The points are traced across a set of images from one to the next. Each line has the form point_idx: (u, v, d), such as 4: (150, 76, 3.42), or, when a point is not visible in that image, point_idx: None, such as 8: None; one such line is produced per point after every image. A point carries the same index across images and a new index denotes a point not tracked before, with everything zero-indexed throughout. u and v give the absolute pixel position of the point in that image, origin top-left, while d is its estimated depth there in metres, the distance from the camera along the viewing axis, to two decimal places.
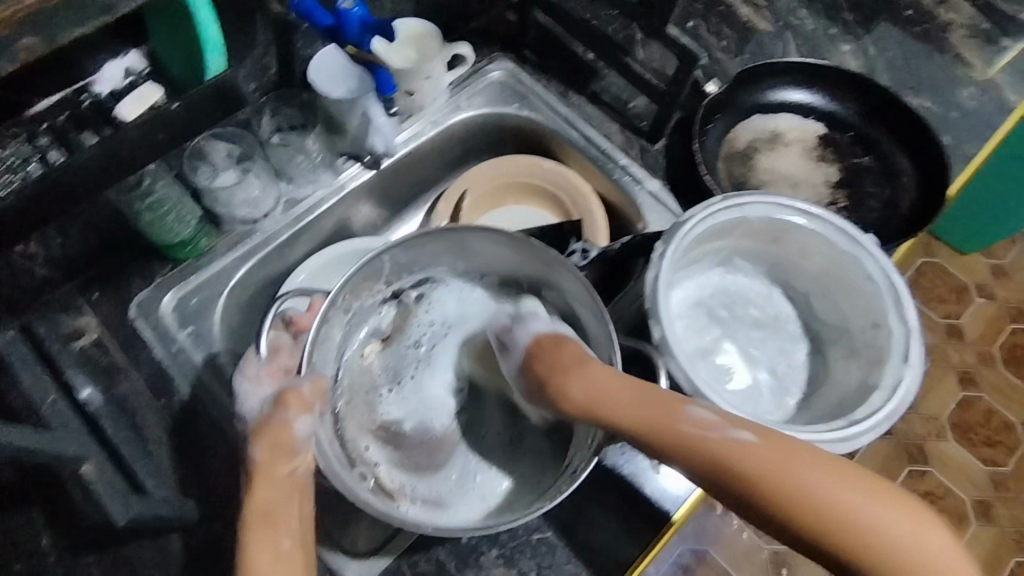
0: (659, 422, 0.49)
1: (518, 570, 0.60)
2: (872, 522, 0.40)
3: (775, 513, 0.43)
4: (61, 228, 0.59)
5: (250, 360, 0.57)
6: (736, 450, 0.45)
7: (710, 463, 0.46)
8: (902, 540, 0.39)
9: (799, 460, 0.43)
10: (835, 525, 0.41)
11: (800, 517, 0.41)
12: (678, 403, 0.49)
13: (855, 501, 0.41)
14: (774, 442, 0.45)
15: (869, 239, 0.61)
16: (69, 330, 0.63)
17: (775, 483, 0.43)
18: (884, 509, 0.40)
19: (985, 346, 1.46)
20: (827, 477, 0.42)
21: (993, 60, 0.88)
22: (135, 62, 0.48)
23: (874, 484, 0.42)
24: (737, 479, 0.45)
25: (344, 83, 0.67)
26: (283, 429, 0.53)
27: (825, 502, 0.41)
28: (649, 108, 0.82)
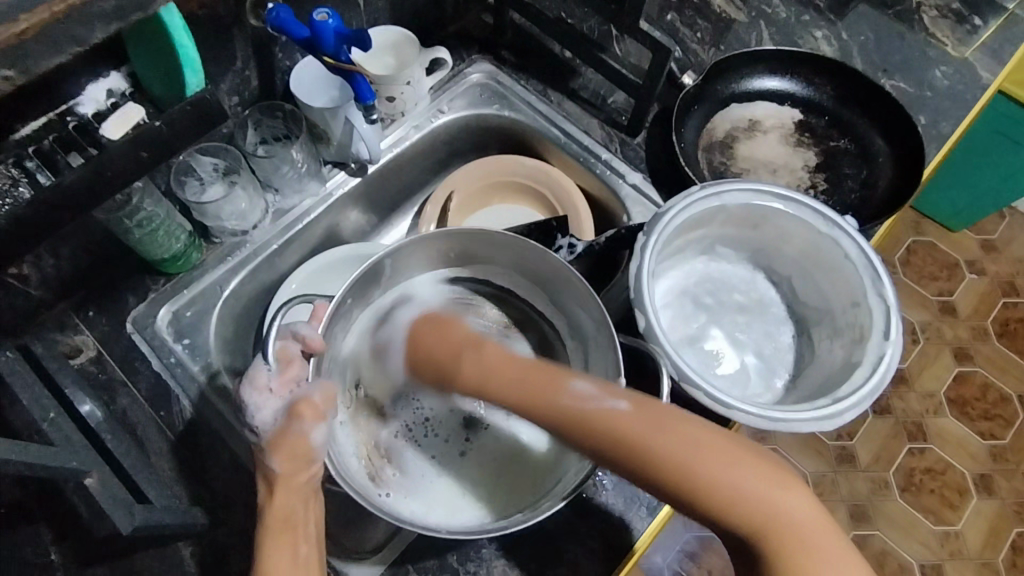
0: (543, 394, 0.49)
1: (519, 561, 0.61)
2: (725, 475, 0.42)
3: (648, 475, 0.44)
4: (53, 248, 0.60)
5: (259, 370, 0.56)
6: (613, 419, 0.46)
7: (589, 435, 0.47)
8: (754, 487, 0.42)
9: (666, 421, 0.45)
10: (699, 487, 0.42)
11: (672, 479, 0.43)
12: (563, 379, 0.49)
13: (729, 458, 0.43)
14: (647, 412, 0.46)
15: (846, 222, 0.62)
16: (66, 349, 0.64)
17: (646, 448, 0.44)
18: (752, 469, 0.43)
19: (978, 321, 1.47)
20: (700, 438, 0.44)
21: (966, 39, 0.89)
22: (116, 83, 0.48)
23: (743, 448, 0.44)
24: (614, 441, 0.46)
25: (326, 92, 0.71)
26: (299, 440, 0.53)
27: (696, 467, 0.43)
28: (628, 103, 0.83)
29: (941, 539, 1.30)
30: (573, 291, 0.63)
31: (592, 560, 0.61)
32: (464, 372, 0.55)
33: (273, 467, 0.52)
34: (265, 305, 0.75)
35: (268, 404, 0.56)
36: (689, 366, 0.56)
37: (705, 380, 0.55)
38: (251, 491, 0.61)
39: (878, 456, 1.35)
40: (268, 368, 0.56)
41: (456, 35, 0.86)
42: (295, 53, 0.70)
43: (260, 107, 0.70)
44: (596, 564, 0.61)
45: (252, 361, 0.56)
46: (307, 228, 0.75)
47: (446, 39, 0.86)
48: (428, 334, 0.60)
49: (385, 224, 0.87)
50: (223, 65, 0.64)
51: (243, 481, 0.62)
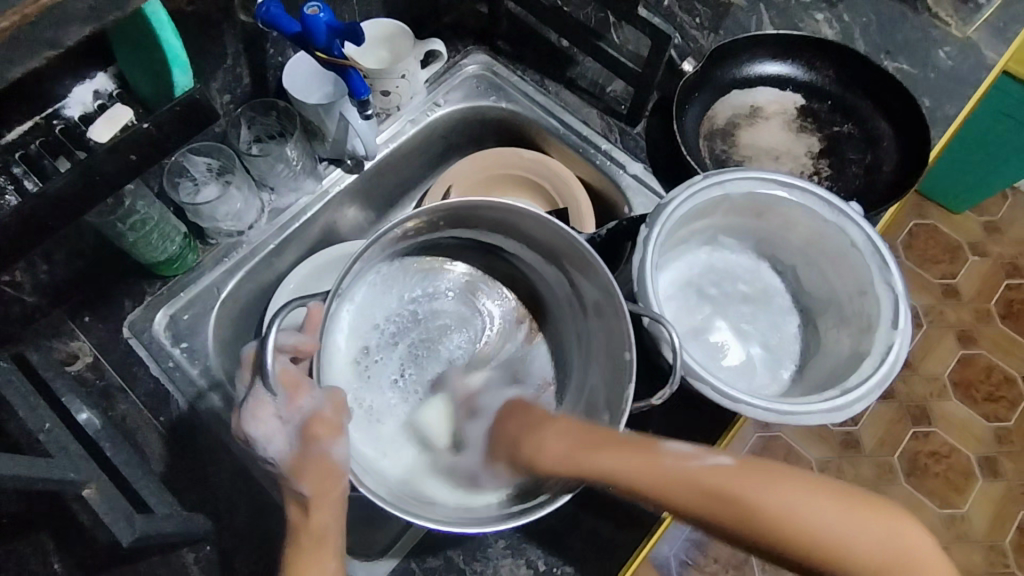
0: (641, 467, 0.45)
1: (527, 559, 0.60)
2: (862, 547, 0.40)
3: (780, 550, 0.41)
4: (46, 254, 0.59)
5: (264, 401, 0.51)
6: (722, 481, 0.42)
7: (700, 500, 0.42)
8: (883, 551, 0.40)
9: (782, 482, 0.41)
10: (832, 552, 0.40)
11: (821, 557, 0.40)
12: (653, 443, 0.46)
13: (872, 530, 0.40)
14: (758, 469, 0.43)
15: (853, 208, 0.61)
16: (63, 355, 0.64)
17: (779, 517, 0.40)
18: (871, 520, 0.40)
19: (983, 303, 1.47)
20: (825, 507, 0.40)
21: (969, 19, 0.88)
22: (103, 84, 0.47)
23: (852, 491, 0.42)
24: (735, 512, 0.41)
25: (320, 90, 0.69)
26: (322, 459, 0.52)
27: (837, 536, 0.40)
28: (627, 91, 0.82)
29: (947, 522, 1.30)
30: (575, 264, 0.62)
31: (597, 556, 0.60)
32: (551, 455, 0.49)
33: (302, 492, 0.51)
34: (265, 306, 0.74)
35: (278, 429, 0.52)
36: (695, 359, 0.55)
37: (713, 374, 0.54)
38: (257, 495, 0.62)
39: (884, 440, 1.34)
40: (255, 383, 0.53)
41: (450, 26, 0.84)
42: (286, 49, 0.68)
43: (252, 104, 0.68)
44: (603, 560, 0.60)
45: (251, 391, 0.52)
46: (304, 227, 0.74)
47: (441, 31, 0.84)
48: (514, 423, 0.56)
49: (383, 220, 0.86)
50: (212, 63, 0.63)
51: (247, 484, 0.62)
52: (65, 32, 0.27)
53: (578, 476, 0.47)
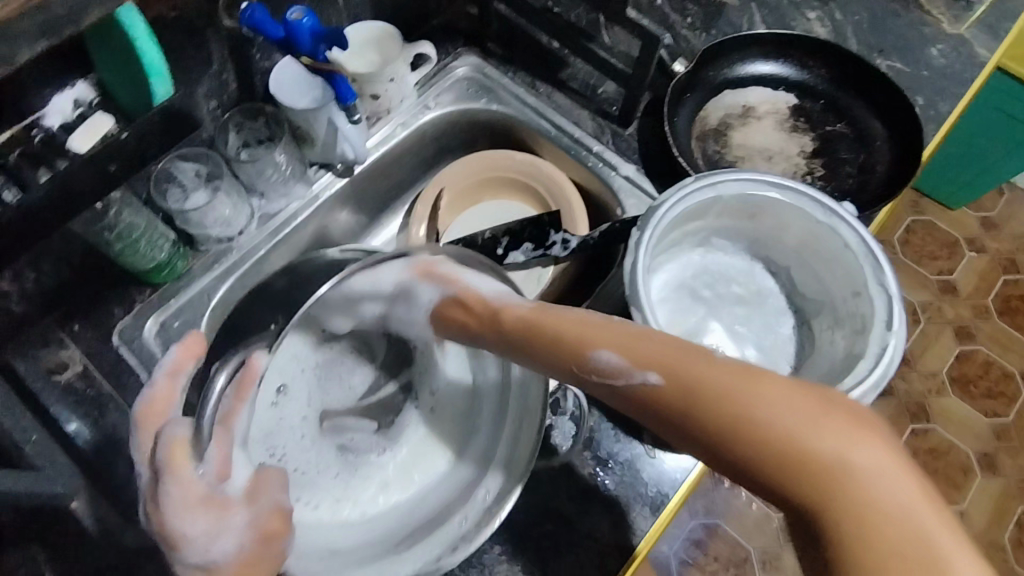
0: (596, 331, 0.44)
1: (522, 565, 0.60)
2: (791, 434, 0.33)
3: (728, 444, 0.34)
4: (33, 263, 0.59)
5: (189, 484, 0.42)
6: (650, 394, 0.39)
7: (633, 397, 0.39)
8: (845, 455, 0.32)
9: (714, 374, 0.36)
10: (776, 444, 0.33)
11: (763, 456, 0.33)
12: (588, 347, 0.43)
13: (836, 432, 0.33)
14: (686, 365, 0.38)
15: (844, 208, 0.61)
16: (52, 364, 0.62)
17: (728, 400, 0.35)
18: (825, 418, 0.33)
19: (980, 299, 1.46)
20: (789, 403, 0.34)
21: (962, 15, 0.87)
22: (83, 93, 0.46)
23: (801, 392, 0.34)
24: (674, 385, 0.38)
25: (307, 94, 0.68)
26: (269, 562, 0.45)
27: (779, 431, 0.33)
28: (619, 92, 0.81)
29: None
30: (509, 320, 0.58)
31: (594, 562, 0.60)
32: (510, 313, 0.49)
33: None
34: None
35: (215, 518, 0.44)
36: None
37: None
38: None
39: None
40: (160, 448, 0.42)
41: (440, 29, 0.84)
42: (273, 53, 0.68)
43: (241, 108, 0.68)
44: (600, 566, 0.60)
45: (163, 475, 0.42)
46: (295, 231, 0.73)
47: (431, 33, 0.84)
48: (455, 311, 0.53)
49: (375, 224, 0.85)
50: (198, 69, 0.62)
51: None
52: (21, 50, 0.27)
53: (522, 347, 0.48)
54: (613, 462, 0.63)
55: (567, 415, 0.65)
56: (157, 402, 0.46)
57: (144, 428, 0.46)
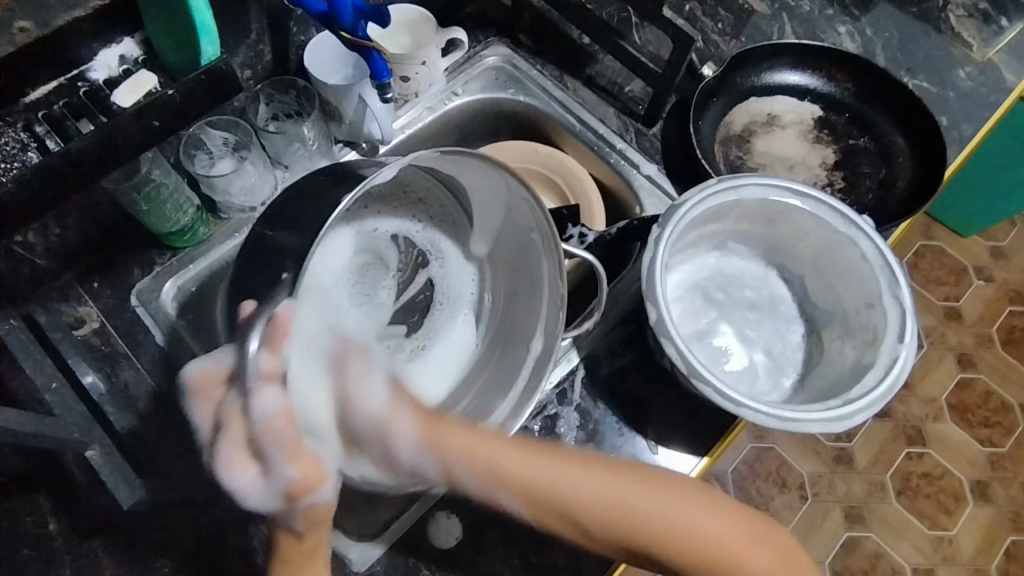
0: (546, 477, 0.51)
1: (519, 549, 0.60)
2: (700, 533, 0.51)
3: (640, 544, 0.51)
4: (60, 217, 0.60)
5: (238, 451, 0.46)
6: (588, 492, 0.51)
7: (594, 517, 0.51)
8: (713, 532, 0.51)
9: (640, 492, 0.52)
10: (687, 550, 0.51)
11: (671, 550, 0.51)
12: (555, 470, 0.51)
13: (709, 522, 0.52)
14: (618, 480, 0.52)
15: (864, 220, 0.62)
16: (71, 319, 0.63)
17: (642, 517, 0.51)
18: (701, 512, 0.52)
19: (984, 328, 1.47)
20: (690, 508, 0.52)
21: (991, 40, 0.88)
22: (129, 49, 0.47)
23: (688, 492, 0.52)
24: (622, 520, 0.51)
25: (340, 70, 0.69)
26: (322, 509, 0.50)
27: (681, 530, 0.51)
28: (645, 92, 0.82)
29: (935, 543, 1.30)
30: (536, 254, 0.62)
31: (591, 552, 0.60)
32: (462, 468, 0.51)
33: (294, 528, 0.50)
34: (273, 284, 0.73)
35: (259, 476, 0.47)
36: (699, 360, 0.55)
37: (716, 376, 0.54)
38: None
39: (877, 458, 1.34)
40: (223, 411, 0.47)
41: (472, 16, 0.84)
42: (309, 28, 0.69)
43: (273, 81, 0.69)
44: (596, 557, 0.60)
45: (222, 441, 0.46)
46: None
47: (462, 21, 0.84)
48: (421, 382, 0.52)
49: None
50: (236, 38, 0.63)
51: None
52: None
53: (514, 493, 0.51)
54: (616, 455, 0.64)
55: (572, 406, 0.66)
56: (205, 375, 0.48)
57: (201, 399, 0.48)
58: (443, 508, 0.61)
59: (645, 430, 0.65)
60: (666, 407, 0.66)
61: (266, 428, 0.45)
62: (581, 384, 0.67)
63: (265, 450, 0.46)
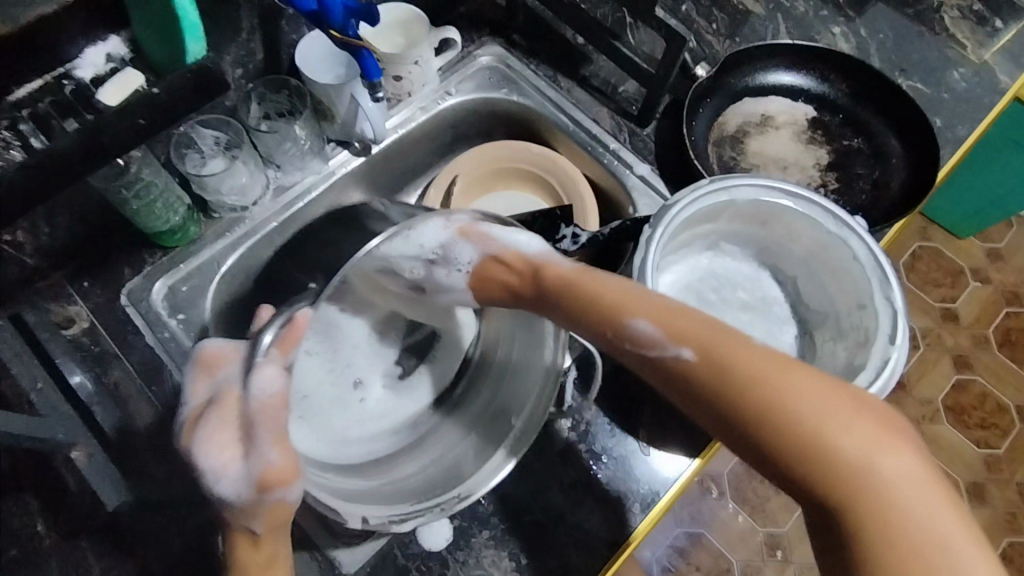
0: (615, 320, 0.46)
1: (509, 551, 0.60)
2: (857, 448, 0.36)
3: (755, 436, 0.38)
4: (48, 215, 0.59)
5: (216, 428, 0.45)
6: (677, 365, 0.42)
7: (676, 376, 0.42)
8: (863, 446, 0.36)
9: (747, 362, 0.39)
10: (822, 454, 0.36)
11: (808, 457, 0.36)
12: (624, 313, 0.46)
13: (860, 429, 0.36)
14: (720, 351, 0.41)
15: (856, 221, 0.61)
16: (60, 319, 0.63)
17: (759, 383, 0.38)
18: (851, 416, 0.37)
19: (980, 329, 1.47)
20: (847, 416, 0.37)
21: (986, 42, 0.88)
22: (116, 48, 0.47)
23: (867, 412, 0.37)
24: (730, 387, 0.39)
25: (333, 70, 0.69)
26: (276, 509, 0.45)
27: (814, 429, 0.36)
28: (639, 92, 0.82)
29: None
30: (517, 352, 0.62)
31: (581, 554, 0.60)
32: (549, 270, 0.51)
33: (253, 529, 0.46)
34: None
35: (235, 460, 0.45)
36: None
37: None
38: None
39: None
40: (219, 381, 0.47)
41: (466, 16, 0.84)
42: (301, 26, 0.68)
43: (265, 80, 0.69)
44: (587, 558, 0.60)
45: (211, 412, 0.46)
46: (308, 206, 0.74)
47: (456, 20, 0.84)
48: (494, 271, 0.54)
49: None
50: (227, 35, 0.63)
51: None
52: None
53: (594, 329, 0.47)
54: (607, 457, 0.64)
55: (566, 407, 0.65)
56: (215, 352, 0.48)
57: (200, 376, 0.48)
58: None
59: (637, 431, 0.65)
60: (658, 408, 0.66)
61: (261, 406, 0.44)
62: (574, 385, 0.66)
63: (248, 431, 0.45)
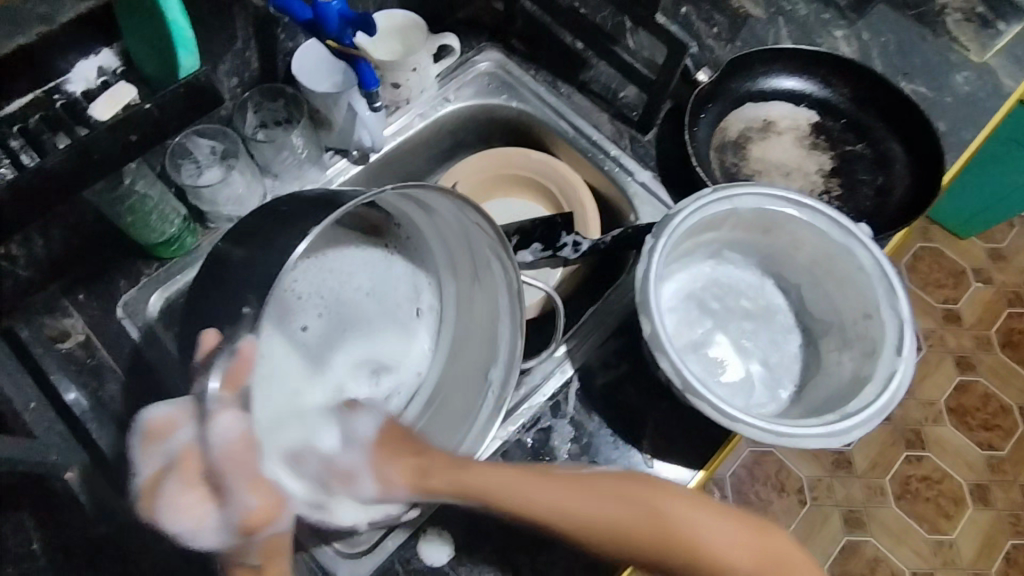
0: (515, 494, 0.50)
1: (512, 566, 0.59)
2: (721, 540, 0.49)
3: (646, 559, 0.48)
4: (42, 229, 0.58)
5: (173, 489, 0.48)
6: (590, 509, 0.49)
7: (581, 529, 0.49)
8: (730, 541, 0.49)
9: (656, 522, 0.49)
10: (697, 556, 0.48)
11: (677, 552, 0.48)
12: (536, 479, 0.51)
13: (719, 526, 0.49)
14: (623, 491, 0.50)
15: (861, 230, 0.61)
16: (55, 332, 0.62)
17: (651, 550, 0.48)
18: (715, 518, 0.50)
19: (983, 330, 1.46)
20: (700, 518, 0.49)
21: (988, 44, 0.87)
22: (108, 61, 0.46)
23: (704, 503, 0.50)
24: (642, 547, 0.48)
25: (329, 77, 0.68)
26: (277, 541, 0.50)
27: (695, 541, 0.48)
28: (640, 98, 0.81)
29: (935, 547, 1.29)
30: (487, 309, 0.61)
31: (584, 568, 0.59)
32: (467, 479, 0.51)
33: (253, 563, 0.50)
34: None
35: (204, 512, 0.48)
36: (693, 374, 0.54)
37: (711, 391, 0.53)
38: None
39: (876, 463, 1.34)
40: (172, 446, 0.49)
41: (464, 21, 0.83)
42: (298, 35, 0.67)
43: (262, 89, 0.68)
44: (590, 572, 0.59)
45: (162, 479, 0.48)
46: None
47: (454, 26, 0.83)
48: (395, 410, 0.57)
49: None
50: (223, 45, 0.62)
51: None
52: None
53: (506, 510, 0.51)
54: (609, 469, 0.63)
55: (566, 418, 0.65)
56: (160, 419, 0.49)
57: (150, 446, 0.49)
58: (433, 525, 0.60)
59: (641, 443, 0.64)
60: (661, 420, 0.65)
61: (225, 452, 0.48)
62: (575, 397, 0.66)
63: (218, 480, 0.48)
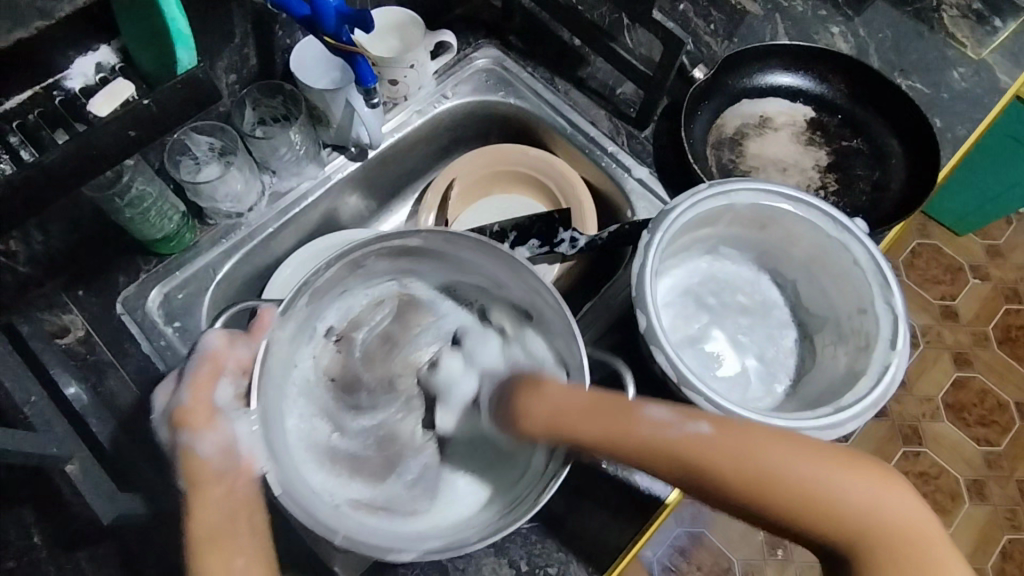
0: (624, 427, 0.46)
1: (509, 559, 0.60)
2: (852, 501, 0.40)
3: (756, 502, 0.41)
4: (42, 225, 0.58)
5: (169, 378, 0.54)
6: (695, 443, 0.43)
7: (678, 464, 0.43)
8: (859, 498, 0.40)
9: (760, 447, 0.42)
10: (826, 511, 0.40)
11: (806, 512, 0.40)
12: (636, 405, 0.46)
13: (853, 484, 0.40)
14: (733, 433, 0.43)
15: (856, 225, 0.61)
16: (54, 328, 0.63)
17: (758, 467, 0.41)
18: (851, 475, 0.41)
19: (980, 326, 1.46)
20: (812, 462, 0.41)
21: (984, 40, 0.87)
22: (106, 57, 0.46)
23: (829, 452, 0.42)
24: (749, 484, 0.41)
25: (328, 74, 0.69)
26: (196, 461, 0.50)
27: (825, 490, 0.40)
28: (637, 94, 0.81)
29: None
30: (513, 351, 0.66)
31: (581, 560, 0.60)
32: (529, 414, 0.50)
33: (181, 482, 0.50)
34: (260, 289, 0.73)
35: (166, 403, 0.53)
36: (689, 368, 0.55)
37: (706, 385, 0.54)
38: None
39: (873, 458, 1.34)
40: None
41: (462, 19, 0.84)
42: (296, 32, 0.68)
43: (259, 85, 0.68)
44: (587, 565, 0.60)
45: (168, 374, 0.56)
46: (305, 212, 0.73)
47: (452, 23, 0.83)
48: (531, 401, 0.51)
49: (384, 211, 0.84)
50: (221, 41, 0.62)
51: None
52: None
53: (597, 440, 0.47)
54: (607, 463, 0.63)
55: None
56: None
57: None
58: None
59: None
60: None
61: (198, 359, 0.52)
62: None
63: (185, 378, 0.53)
